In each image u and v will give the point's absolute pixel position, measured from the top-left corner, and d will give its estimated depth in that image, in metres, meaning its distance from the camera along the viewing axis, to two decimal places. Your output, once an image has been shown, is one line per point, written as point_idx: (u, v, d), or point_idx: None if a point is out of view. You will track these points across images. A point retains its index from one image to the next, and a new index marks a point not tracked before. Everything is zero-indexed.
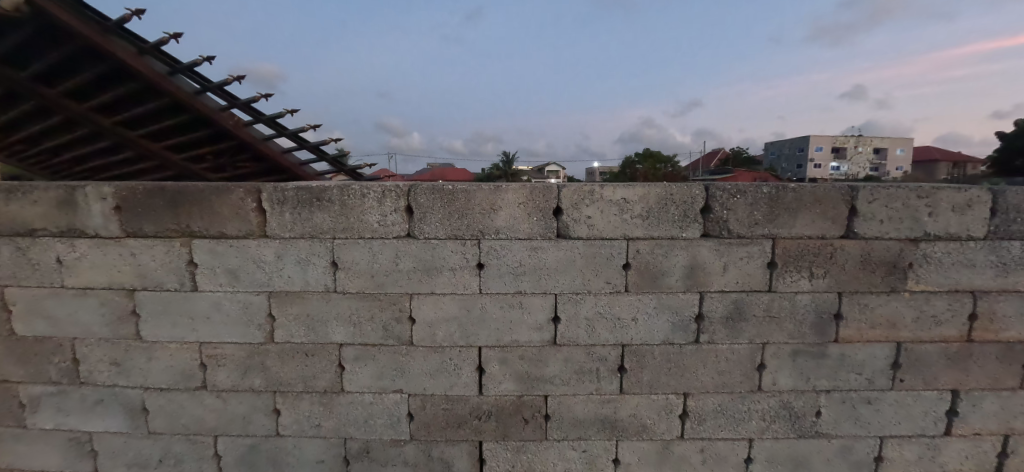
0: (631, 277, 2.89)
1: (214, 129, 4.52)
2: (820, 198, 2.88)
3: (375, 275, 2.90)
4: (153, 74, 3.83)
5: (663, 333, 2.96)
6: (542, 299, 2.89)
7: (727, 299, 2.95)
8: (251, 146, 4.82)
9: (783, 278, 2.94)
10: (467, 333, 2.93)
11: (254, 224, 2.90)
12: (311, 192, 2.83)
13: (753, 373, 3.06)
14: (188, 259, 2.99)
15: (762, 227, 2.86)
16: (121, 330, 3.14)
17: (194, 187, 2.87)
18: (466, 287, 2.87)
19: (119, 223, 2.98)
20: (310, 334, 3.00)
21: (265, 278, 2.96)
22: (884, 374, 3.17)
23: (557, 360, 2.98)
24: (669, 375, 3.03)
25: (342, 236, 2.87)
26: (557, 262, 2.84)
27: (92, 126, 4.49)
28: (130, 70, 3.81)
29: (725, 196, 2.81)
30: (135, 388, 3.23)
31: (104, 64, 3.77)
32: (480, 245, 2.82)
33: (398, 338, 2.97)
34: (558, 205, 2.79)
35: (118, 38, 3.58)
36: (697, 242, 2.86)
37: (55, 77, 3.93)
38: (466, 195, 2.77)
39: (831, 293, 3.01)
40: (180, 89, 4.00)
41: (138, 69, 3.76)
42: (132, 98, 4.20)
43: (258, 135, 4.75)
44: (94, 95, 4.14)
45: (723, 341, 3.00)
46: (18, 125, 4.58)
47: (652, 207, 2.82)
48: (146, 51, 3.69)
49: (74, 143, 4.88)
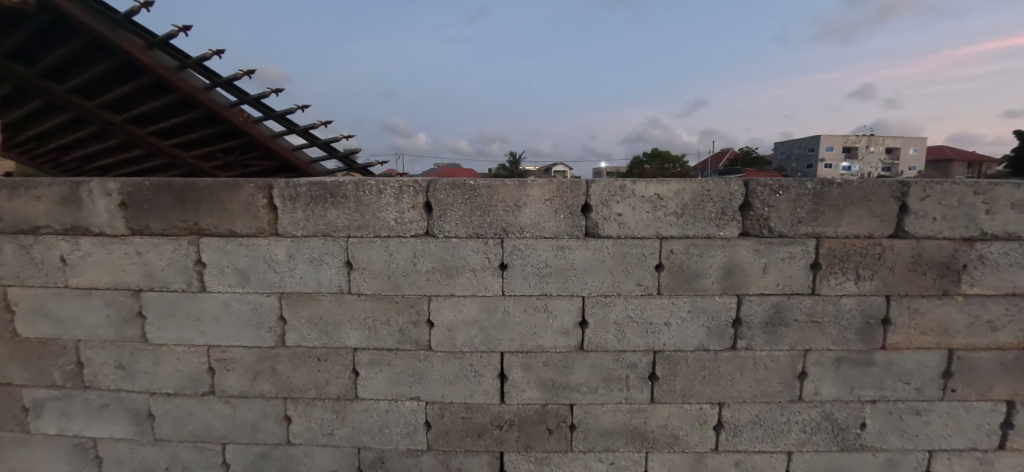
0: (663, 278, 2.70)
1: (224, 125, 4.38)
2: (869, 194, 2.67)
3: (392, 275, 2.74)
4: (163, 69, 3.70)
5: (698, 338, 2.77)
6: (569, 302, 2.71)
7: (766, 302, 2.75)
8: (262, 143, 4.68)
9: (827, 281, 2.75)
10: (488, 338, 2.76)
11: (264, 222, 2.75)
12: (324, 188, 2.67)
13: (793, 382, 2.87)
14: (196, 258, 2.85)
15: (806, 225, 2.67)
16: (127, 333, 3.01)
17: (203, 182, 2.73)
18: (488, 289, 2.71)
19: (125, 220, 2.85)
20: (323, 338, 2.85)
21: (275, 278, 2.81)
22: (934, 383, 2.95)
23: (584, 367, 2.80)
24: (703, 384, 2.84)
25: (357, 234, 2.71)
26: (586, 263, 2.66)
27: (102, 124, 4.37)
28: (139, 65, 3.68)
29: (766, 192, 2.61)
30: (141, 392, 3.10)
31: (113, 59, 3.65)
32: (503, 244, 2.65)
33: (414, 342, 2.81)
34: (586, 202, 2.62)
35: (126, 31, 3.45)
36: (735, 242, 2.67)
37: (64, 72, 3.80)
38: (489, 190, 2.60)
39: (878, 297, 2.81)
40: (190, 84, 3.86)
41: (147, 64, 3.63)
42: (141, 95, 4.07)
43: (268, 131, 4.61)
44: (103, 91, 4.02)
45: (761, 348, 2.81)
46: (27, 122, 4.47)
47: (688, 204, 2.63)
48: (155, 44, 3.56)
49: (84, 141, 4.77)
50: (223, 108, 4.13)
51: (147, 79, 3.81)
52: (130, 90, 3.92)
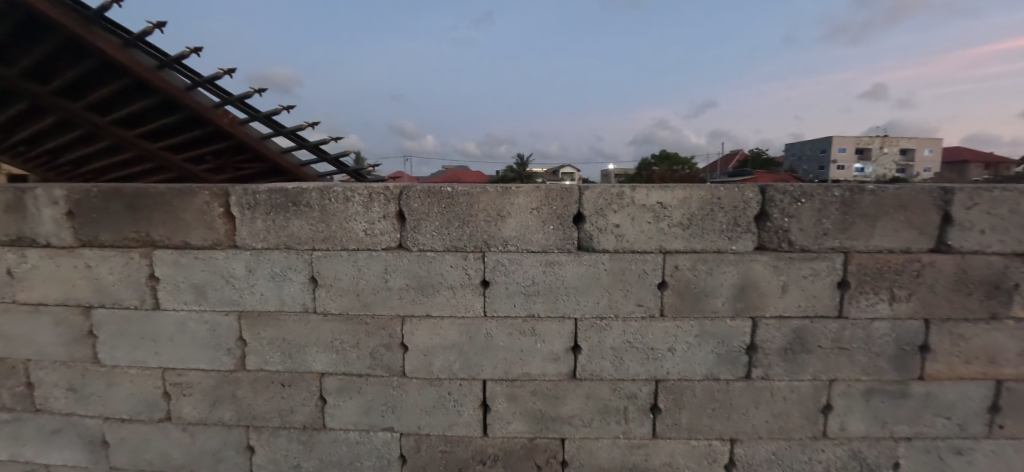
0: (667, 298, 2.38)
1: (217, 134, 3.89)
2: (906, 203, 2.32)
3: (361, 293, 2.44)
4: (144, 72, 3.19)
5: (706, 366, 2.44)
6: (560, 325, 2.40)
7: (786, 326, 2.42)
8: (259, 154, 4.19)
9: (856, 302, 2.41)
10: (469, 364, 2.46)
11: (221, 233, 2.48)
12: (286, 195, 2.39)
13: (817, 416, 2.53)
14: (148, 272, 2.58)
15: (832, 239, 2.33)
16: (78, 353, 2.76)
17: (154, 189, 2.46)
18: (469, 309, 2.40)
19: (72, 231, 2.58)
20: (287, 361, 2.57)
21: (234, 295, 2.54)
22: (979, 419, 2.58)
23: (578, 397, 2.48)
24: (713, 417, 2.51)
25: (323, 247, 2.43)
26: (579, 281, 2.35)
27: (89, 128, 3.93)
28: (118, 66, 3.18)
29: (787, 201, 2.28)
30: (95, 417, 2.84)
31: (91, 59, 3.17)
32: (485, 259, 2.34)
33: (387, 367, 2.51)
34: (579, 211, 2.30)
35: (101, 27, 2.95)
36: (750, 257, 2.34)
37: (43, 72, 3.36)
38: (469, 198, 2.30)
39: (915, 320, 2.45)
40: (172, 86, 3.32)
41: (126, 65, 3.13)
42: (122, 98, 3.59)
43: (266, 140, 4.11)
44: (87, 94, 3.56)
45: (780, 378, 2.47)
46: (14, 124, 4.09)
47: (695, 214, 2.30)
48: (134, 43, 3.05)
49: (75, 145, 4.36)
50: (211, 113, 3.57)
51: (127, 81, 3.31)
52: (108, 93, 3.43)
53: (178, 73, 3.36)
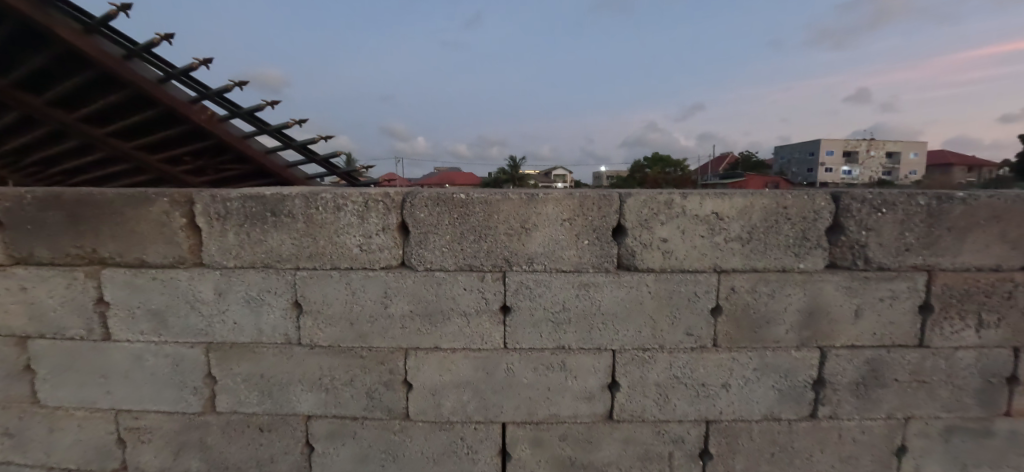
0: (722, 326, 2.01)
1: (202, 139, 3.21)
2: (1001, 213, 1.96)
3: (356, 321, 2.03)
4: (112, 67, 2.53)
5: (766, 405, 2.09)
6: (595, 358, 2.01)
7: (859, 358, 2.07)
8: (250, 162, 3.52)
9: (940, 329, 2.06)
10: (486, 405, 2.06)
11: (185, 249, 2.05)
12: (264, 203, 1.98)
13: (890, 459, 2.19)
14: (97, 295, 2.14)
15: (916, 255, 1.98)
16: (13, 391, 2.30)
17: (101, 195, 2.02)
18: (486, 341, 2.01)
19: (2, 245, 2.13)
20: (266, 402, 2.14)
21: (201, 324, 2.11)
22: None
23: (614, 442, 2.09)
24: (772, 463, 2.15)
25: (308, 266, 2.01)
26: (618, 306, 1.96)
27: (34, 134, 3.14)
28: (78, 59, 2.50)
29: (865, 211, 1.92)
30: (36, 467, 2.38)
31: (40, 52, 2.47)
32: (506, 280, 1.95)
33: (387, 409, 2.10)
34: (619, 223, 1.92)
35: (55, 9, 2.28)
36: (820, 277, 1.98)
37: None
38: (486, 208, 1.90)
39: (1004, 349, 2.11)
40: (145, 80, 2.66)
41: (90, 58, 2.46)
42: (83, 101, 2.86)
43: (258, 145, 3.45)
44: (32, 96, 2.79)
45: (850, 416, 2.13)
46: None
47: (757, 227, 1.93)
48: (99, 30, 2.40)
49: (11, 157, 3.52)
50: (189, 110, 2.91)
51: (86, 75, 2.61)
52: (61, 92, 2.71)
53: (149, 63, 2.69)
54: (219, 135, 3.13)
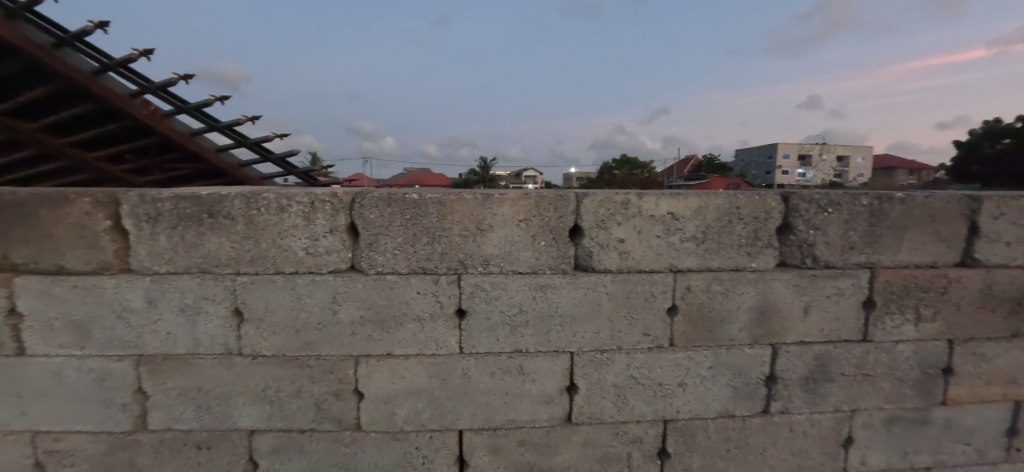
0: (678, 326, 2.01)
1: (144, 137, 2.97)
2: (936, 212, 2.06)
3: (302, 329, 1.92)
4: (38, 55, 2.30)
5: (721, 402, 2.11)
6: (553, 362, 1.98)
7: (808, 354, 2.12)
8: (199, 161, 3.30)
9: (882, 324, 2.14)
10: (441, 412, 1.99)
11: (111, 254, 1.88)
12: (200, 204, 1.84)
13: (838, 451, 2.26)
14: (7, 306, 1.93)
15: (859, 253, 2.05)
16: None
17: (11, 195, 1.82)
18: (441, 346, 1.94)
19: None
20: (205, 417, 2.00)
21: (130, 335, 1.94)
22: (998, 443, 2.40)
23: (574, 445, 2.07)
24: (728, 459, 2.18)
25: (249, 270, 1.89)
26: (575, 308, 1.94)
27: None
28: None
29: (812, 210, 1.97)
30: None
31: None
32: (462, 283, 1.89)
33: (337, 420, 2.00)
34: (576, 224, 1.89)
35: None
36: (770, 275, 2.02)
37: None
38: (440, 208, 1.83)
39: (939, 342, 2.22)
40: (77, 71, 2.44)
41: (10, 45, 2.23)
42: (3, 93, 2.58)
43: (208, 144, 3.25)
44: None
45: (800, 411, 2.18)
46: None
47: (711, 227, 1.95)
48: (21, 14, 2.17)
49: None
50: (129, 105, 2.69)
51: (7, 65, 2.36)
52: None
53: (81, 52, 2.46)
54: (164, 132, 2.91)
